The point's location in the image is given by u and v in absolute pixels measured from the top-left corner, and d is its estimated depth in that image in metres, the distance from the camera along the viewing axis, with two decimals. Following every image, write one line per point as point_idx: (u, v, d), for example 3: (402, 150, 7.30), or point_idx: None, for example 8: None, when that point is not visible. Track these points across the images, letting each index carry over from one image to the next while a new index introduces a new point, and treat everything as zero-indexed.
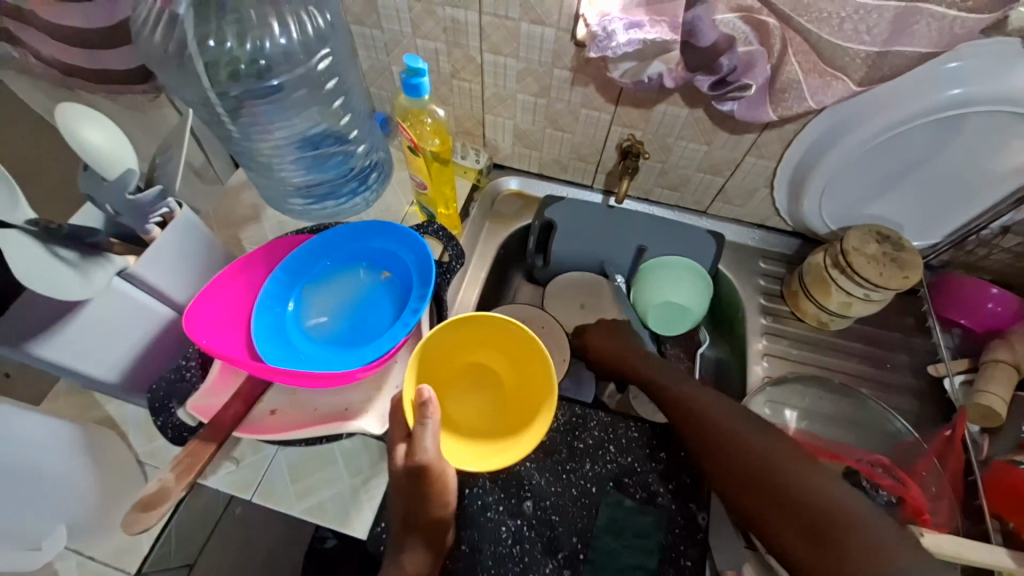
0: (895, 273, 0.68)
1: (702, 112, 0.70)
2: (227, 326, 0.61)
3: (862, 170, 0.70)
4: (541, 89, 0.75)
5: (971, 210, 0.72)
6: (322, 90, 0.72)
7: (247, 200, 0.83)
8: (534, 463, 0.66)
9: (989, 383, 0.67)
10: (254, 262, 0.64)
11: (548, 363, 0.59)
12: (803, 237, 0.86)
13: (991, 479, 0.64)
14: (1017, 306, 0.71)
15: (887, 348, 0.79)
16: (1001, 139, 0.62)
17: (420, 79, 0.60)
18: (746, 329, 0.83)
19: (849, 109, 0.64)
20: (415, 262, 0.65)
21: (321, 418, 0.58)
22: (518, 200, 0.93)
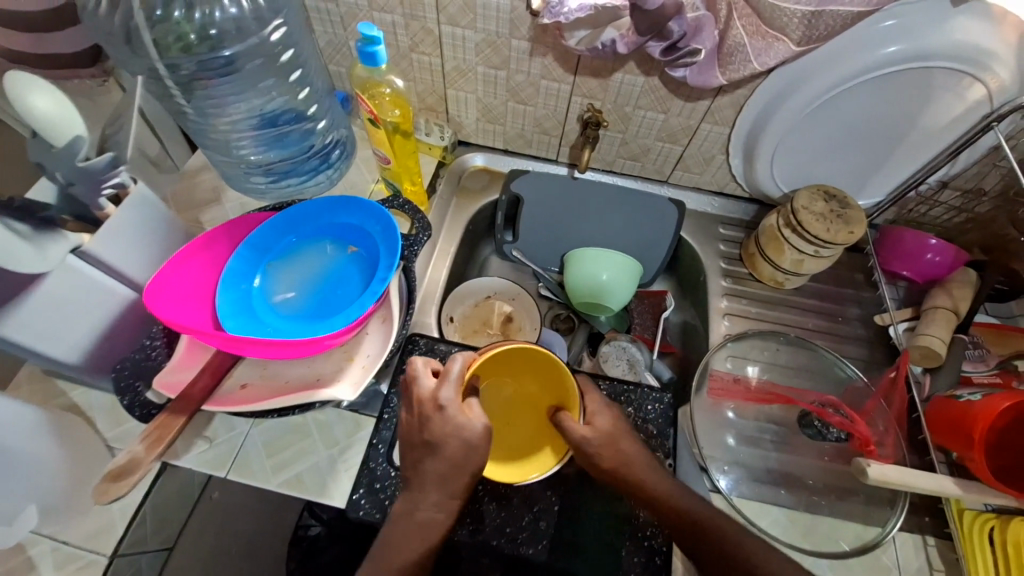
0: (841, 229, 0.72)
1: (658, 80, 0.72)
2: (191, 301, 0.60)
3: (809, 131, 0.73)
4: (500, 61, 0.76)
5: (910, 166, 0.76)
6: (278, 62, 0.71)
7: (208, 182, 0.81)
8: None
9: (929, 326, 0.72)
10: (217, 239, 0.64)
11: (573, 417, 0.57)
12: (759, 203, 0.90)
13: (932, 413, 0.68)
14: (953, 255, 0.77)
15: (838, 302, 0.84)
16: (933, 95, 0.67)
17: (376, 47, 0.60)
18: (708, 292, 0.86)
19: (793, 70, 0.67)
20: (380, 233, 0.66)
21: (293, 388, 0.59)
22: (485, 176, 0.94)
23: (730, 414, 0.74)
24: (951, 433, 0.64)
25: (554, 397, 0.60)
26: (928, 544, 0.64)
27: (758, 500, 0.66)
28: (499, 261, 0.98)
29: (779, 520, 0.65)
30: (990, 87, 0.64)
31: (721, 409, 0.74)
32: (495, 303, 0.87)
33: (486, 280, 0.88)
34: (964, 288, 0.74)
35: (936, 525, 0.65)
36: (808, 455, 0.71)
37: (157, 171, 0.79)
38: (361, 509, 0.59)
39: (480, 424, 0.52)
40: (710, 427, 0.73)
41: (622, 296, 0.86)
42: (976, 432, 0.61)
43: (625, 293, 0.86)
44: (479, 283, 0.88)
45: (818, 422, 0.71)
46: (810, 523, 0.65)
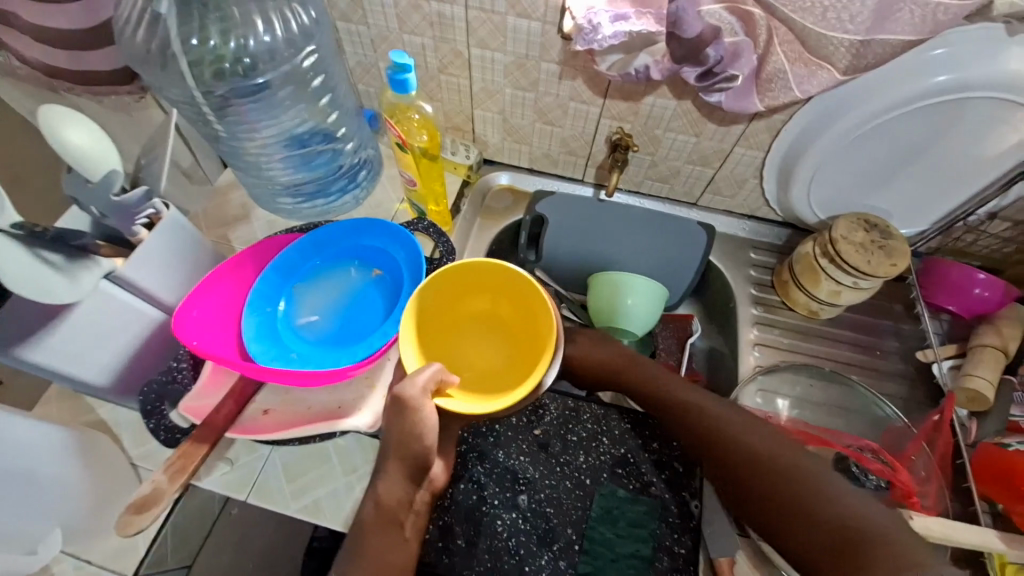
0: (883, 260, 0.68)
1: (690, 104, 0.70)
2: (217, 325, 0.61)
3: (850, 159, 0.70)
4: (529, 83, 0.75)
5: (958, 197, 0.72)
6: (308, 87, 0.72)
7: (237, 199, 0.82)
8: (528, 456, 0.66)
9: (977, 366, 0.69)
10: (244, 262, 0.65)
11: (542, 308, 0.57)
12: (792, 227, 0.87)
13: (978, 460, 0.65)
14: (1004, 290, 0.73)
15: (876, 335, 0.80)
16: (986, 125, 0.63)
17: (405, 74, 0.60)
18: (737, 320, 0.84)
19: (838, 97, 0.64)
20: (405, 259, 0.65)
21: (313, 416, 0.59)
22: (509, 195, 0.93)
23: None
24: (998, 483, 0.62)
25: (518, 312, 0.61)
26: None
27: None
28: None
29: None
30: None
31: None
32: None
33: None
34: (1014, 325, 0.70)
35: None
36: None
37: (188, 184, 0.80)
38: None
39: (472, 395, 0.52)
40: None
41: (640, 319, 0.84)
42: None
43: (643, 316, 0.84)
44: None
45: (856, 468, 0.66)
46: None
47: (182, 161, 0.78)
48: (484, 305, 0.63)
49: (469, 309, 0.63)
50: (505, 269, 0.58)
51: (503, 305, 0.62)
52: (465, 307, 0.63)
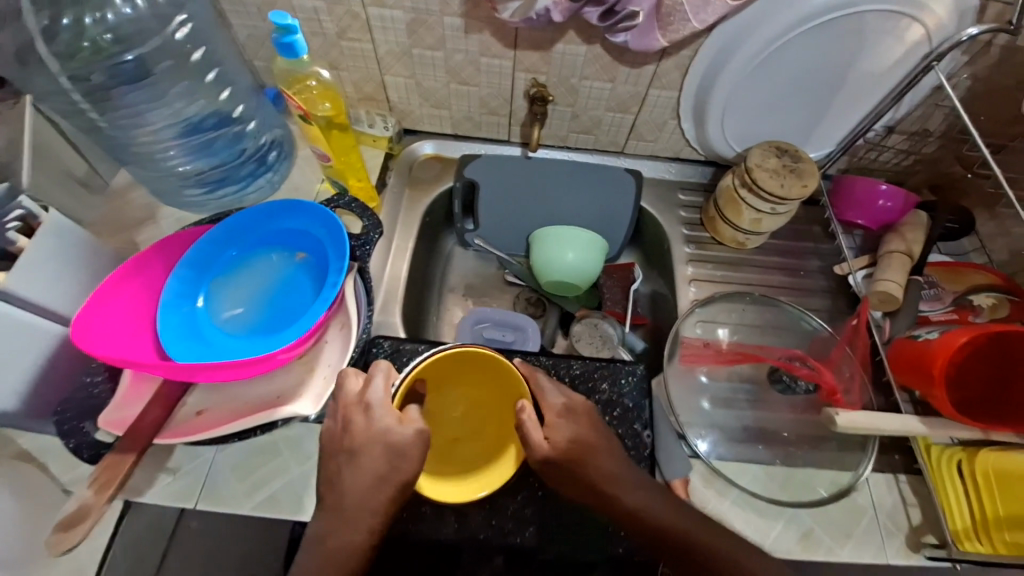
0: (794, 182, 0.72)
1: (600, 48, 0.70)
2: (131, 332, 0.57)
3: (758, 87, 0.73)
4: (435, 41, 0.72)
5: (856, 114, 0.76)
6: (189, 62, 0.66)
7: (139, 200, 0.76)
8: None
9: (886, 271, 0.74)
10: (148, 262, 0.60)
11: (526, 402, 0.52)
12: (715, 164, 0.89)
13: (894, 354, 0.69)
14: (904, 198, 0.78)
15: (799, 256, 0.85)
16: (873, 38, 0.66)
17: (293, 37, 0.56)
18: (673, 259, 0.86)
19: (734, 26, 0.66)
20: (326, 235, 0.63)
21: (253, 408, 0.56)
22: (436, 164, 0.90)
23: (703, 379, 0.75)
24: (912, 372, 0.66)
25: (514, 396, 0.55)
26: (899, 480, 0.67)
27: (737, 460, 0.68)
28: (461, 250, 0.96)
29: (757, 477, 0.67)
30: (928, 26, 0.64)
31: (694, 374, 0.75)
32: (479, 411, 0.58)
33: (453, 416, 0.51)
34: (916, 230, 0.76)
35: (907, 462, 0.68)
36: (780, 410, 0.72)
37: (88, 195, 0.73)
38: None
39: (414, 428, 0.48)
40: (685, 394, 0.73)
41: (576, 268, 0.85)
42: (936, 368, 0.62)
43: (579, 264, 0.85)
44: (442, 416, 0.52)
45: (787, 377, 0.73)
46: (786, 474, 0.67)
47: (75, 170, 0.70)
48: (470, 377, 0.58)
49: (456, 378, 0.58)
50: (477, 348, 0.54)
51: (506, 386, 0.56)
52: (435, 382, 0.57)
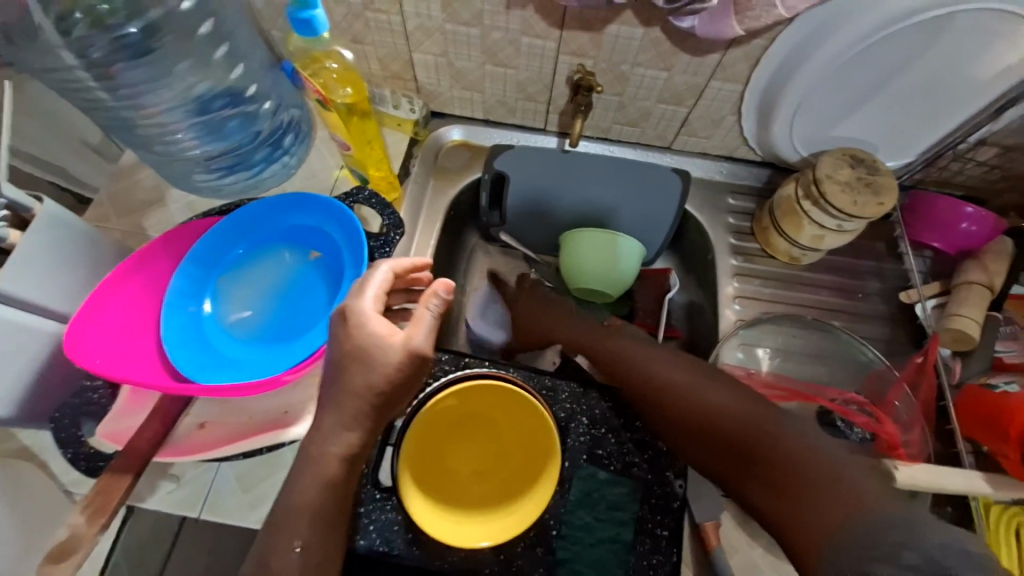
0: (869, 200, 0.63)
1: (659, 32, 0.61)
2: (127, 336, 0.54)
3: (839, 88, 0.63)
4: (472, 17, 0.64)
5: (950, 123, 0.67)
6: (194, 37, 0.60)
7: (148, 180, 0.71)
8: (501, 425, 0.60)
9: (962, 306, 0.66)
10: (152, 258, 0.56)
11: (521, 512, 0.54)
12: (772, 166, 0.80)
13: (963, 401, 0.63)
14: (993, 224, 0.68)
15: (857, 276, 0.77)
16: (991, 39, 0.56)
17: (312, 12, 0.49)
18: (716, 272, 0.79)
19: (822, 16, 0.56)
20: (343, 239, 0.57)
21: (258, 427, 0.53)
22: (464, 151, 0.83)
23: None
24: (981, 427, 0.60)
25: (512, 491, 0.57)
26: None
27: None
28: (486, 244, 0.90)
29: None
30: None
31: None
32: (480, 468, 0.59)
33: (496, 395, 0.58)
34: (999, 260, 0.67)
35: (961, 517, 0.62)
36: None
37: (103, 162, 0.76)
38: (364, 541, 0.54)
39: (397, 335, 0.46)
40: None
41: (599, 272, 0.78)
42: (1012, 427, 0.57)
43: (602, 265, 0.78)
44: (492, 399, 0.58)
45: (841, 421, 0.64)
46: None
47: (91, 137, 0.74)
48: (486, 409, 0.59)
49: (499, 434, 0.60)
50: (546, 425, 0.55)
51: (519, 478, 0.57)
52: (448, 417, 0.59)
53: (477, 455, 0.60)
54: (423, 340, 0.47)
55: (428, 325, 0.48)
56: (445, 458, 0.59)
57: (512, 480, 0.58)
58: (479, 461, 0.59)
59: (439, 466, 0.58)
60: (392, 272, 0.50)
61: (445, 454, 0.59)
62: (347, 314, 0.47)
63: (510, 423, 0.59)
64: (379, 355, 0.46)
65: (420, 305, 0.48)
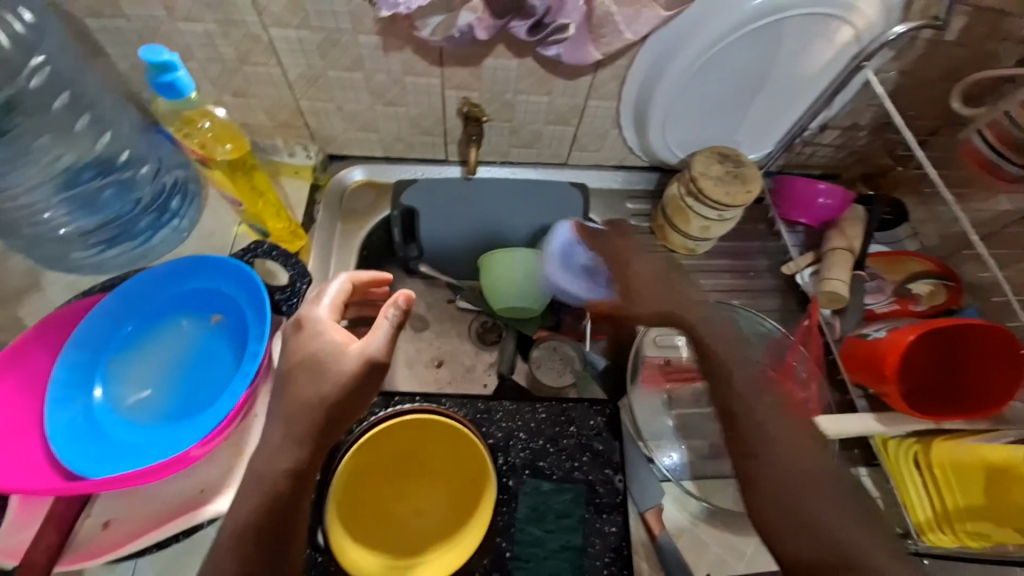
0: (738, 189, 0.71)
1: (532, 61, 0.66)
2: (6, 441, 0.48)
3: (697, 95, 0.71)
4: (352, 62, 0.65)
5: (795, 114, 0.76)
6: (51, 111, 0.58)
7: (17, 265, 0.64)
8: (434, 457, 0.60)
9: (832, 270, 0.75)
10: (26, 351, 0.51)
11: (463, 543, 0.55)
12: (660, 170, 0.87)
13: (846, 351, 0.70)
14: (843, 195, 0.79)
15: (747, 257, 0.85)
16: (807, 41, 0.66)
17: (174, 75, 0.48)
18: (626, 272, 0.84)
19: (667, 35, 0.63)
20: (245, 297, 0.55)
21: (173, 512, 0.49)
22: (370, 191, 0.83)
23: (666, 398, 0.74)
24: (864, 369, 0.67)
25: (454, 522, 0.57)
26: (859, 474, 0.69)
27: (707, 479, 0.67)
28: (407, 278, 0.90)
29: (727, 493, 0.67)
30: (857, 27, 0.65)
31: (657, 393, 0.74)
32: (420, 505, 0.58)
33: (424, 428, 0.57)
34: (855, 225, 0.77)
35: (866, 456, 0.70)
36: None
37: None
38: None
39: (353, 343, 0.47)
40: (650, 414, 0.71)
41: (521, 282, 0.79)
42: (888, 366, 0.63)
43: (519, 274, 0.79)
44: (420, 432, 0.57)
45: None
46: None
47: None
48: (417, 445, 0.59)
49: (434, 465, 0.59)
50: (474, 447, 0.56)
51: (459, 508, 0.57)
52: (378, 460, 0.58)
53: (414, 492, 0.59)
54: (378, 349, 0.46)
55: (385, 333, 0.46)
56: (380, 502, 0.58)
57: (455, 509, 0.58)
58: (418, 498, 0.59)
59: (374, 512, 0.57)
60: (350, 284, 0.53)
61: (380, 497, 0.58)
62: (301, 323, 0.49)
63: (443, 452, 0.59)
64: (333, 364, 0.46)
65: (379, 315, 0.47)
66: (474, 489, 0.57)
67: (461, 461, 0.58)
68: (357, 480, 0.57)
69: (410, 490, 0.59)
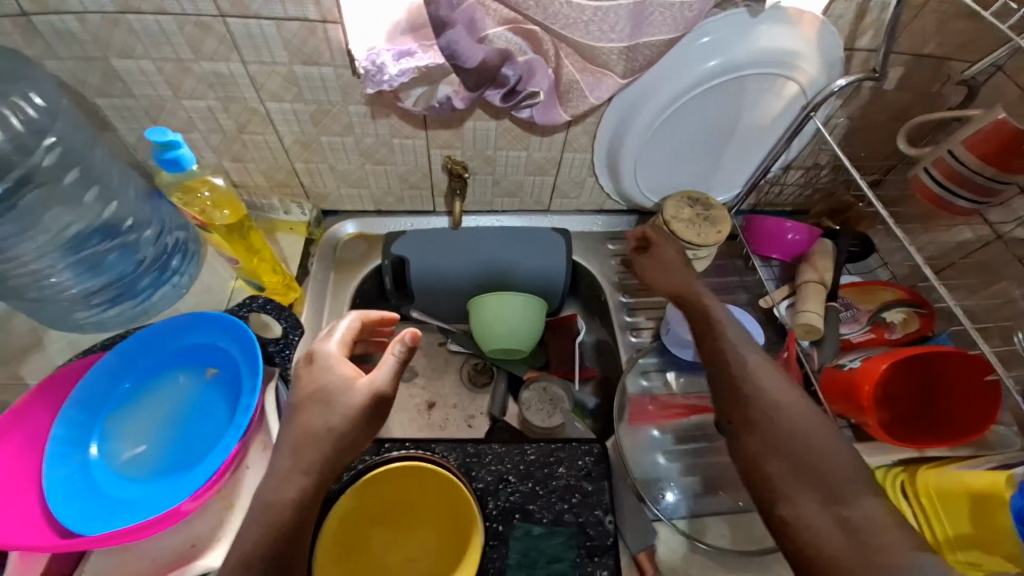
0: (709, 230, 0.75)
1: (509, 122, 0.71)
2: (6, 502, 0.49)
3: (663, 145, 0.77)
4: (343, 128, 0.71)
5: (758, 157, 0.81)
6: (61, 185, 0.62)
7: (24, 325, 0.67)
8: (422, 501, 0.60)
9: (806, 302, 0.78)
10: (28, 410, 0.54)
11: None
12: (638, 213, 0.92)
13: (825, 381, 0.72)
14: (810, 231, 0.83)
15: (726, 292, 0.89)
16: (759, 95, 0.72)
17: (177, 151, 0.52)
18: (611, 310, 0.87)
19: (630, 95, 0.69)
20: (239, 352, 0.57)
21: (164, 567, 0.50)
22: (362, 243, 0.87)
23: (653, 433, 0.74)
24: (842, 400, 0.69)
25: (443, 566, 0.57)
26: None
27: (697, 515, 0.68)
28: (399, 324, 0.92)
29: (718, 529, 0.67)
30: (801, 82, 0.70)
31: (645, 430, 0.74)
32: (408, 550, 0.58)
33: (415, 470, 0.58)
34: (825, 258, 0.81)
35: None
36: None
37: None
38: None
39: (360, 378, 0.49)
40: (640, 451, 0.73)
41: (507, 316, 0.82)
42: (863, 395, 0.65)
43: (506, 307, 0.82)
44: (411, 473, 0.58)
45: None
46: (747, 522, 0.68)
47: None
48: (405, 491, 0.59)
49: (423, 509, 0.60)
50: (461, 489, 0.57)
51: (449, 550, 0.57)
52: (369, 508, 0.58)
53: (403, 538, 0.59)
54: (384, 382, 0.48)
55: (391, 367, 0.49)
56: (369, 549, 0.57)
57: (446, 555, 0.57)
58: (408, 544, 0.59)
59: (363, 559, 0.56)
60: (358, 322, 0.56)
61: (369, 543, 0.58)
62: (311, 356, 0.51)
63: (433, 496, 0.59)
64: (341, 397, 0.47)
65: (385, 352, 0.49)
66: (462, 531, 0.58)
67: (450, 504, 0.59)
68: (346, 527, 0.57)
69: (399, 535, 0.59)
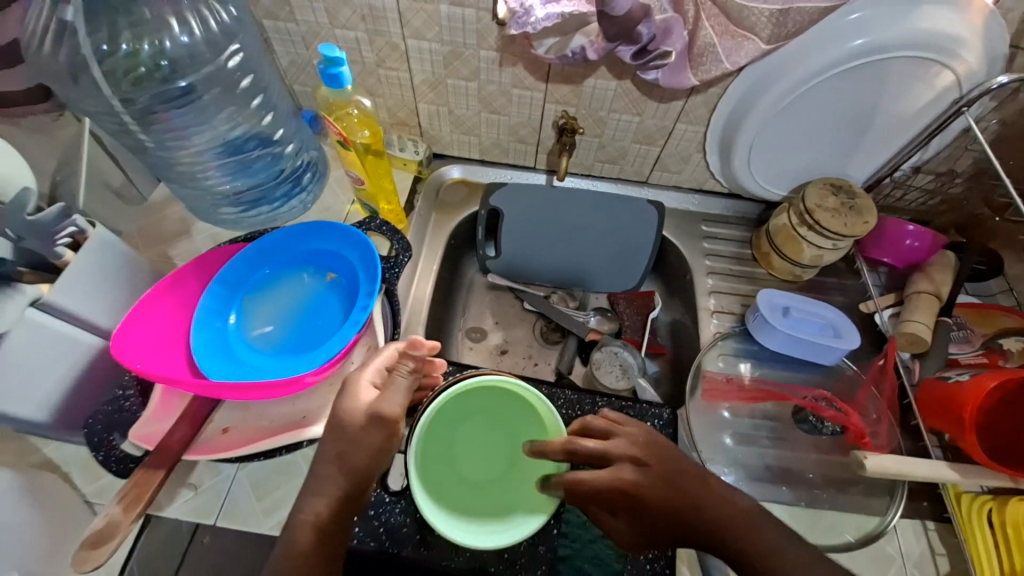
0: (856, 220, 0.72)
1: (630, 83, 0.72)
2: (162, 347, 0.59)
3: (786, 128, 0.74)
4: (470, 73, 0.74)
5: (886, 153, 0.77)
6: (237, 89, 0.70)
7: (176, 214, 0.78)
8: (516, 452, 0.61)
9: (914, 312, 0.73)
10: (185, 277, 0.63)
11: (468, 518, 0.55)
12: (737, 197, 0.90)
13: (923, 395, 0.69)
14: (932, 239, 0.78)
15: (822, 292, 0.85)
16: (906, 83, 0.67)
17: (339, 68, 0.59)
18: (694, 291, 0.86)
19: (762, 68, 0.67)
20: (359, 259, 0.64)
21: (277, 429, 0.58)
22: (462, 189, 0.92)
23: (725, 414, 0.75)
24: (941, 416, 0.65)
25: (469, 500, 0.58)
26: (928, 528, 0.65)
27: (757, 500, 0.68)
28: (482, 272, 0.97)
29: None
30: (959, 72, 0.65)
31: (716, 409, 0.75)
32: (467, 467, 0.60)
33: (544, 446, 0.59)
34: (943, 271, 0.75)
35: (935, 510, 0.66)
36: (803, 449, 0.72)
37: None
38: (356, 538, 0.58)
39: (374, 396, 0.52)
40: (705, 429, 0.73)
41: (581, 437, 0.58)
42: (966, 412, 0.62)
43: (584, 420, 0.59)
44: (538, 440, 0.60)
45: (812, 417, 0.73)
46: (812, 517, 0.67)
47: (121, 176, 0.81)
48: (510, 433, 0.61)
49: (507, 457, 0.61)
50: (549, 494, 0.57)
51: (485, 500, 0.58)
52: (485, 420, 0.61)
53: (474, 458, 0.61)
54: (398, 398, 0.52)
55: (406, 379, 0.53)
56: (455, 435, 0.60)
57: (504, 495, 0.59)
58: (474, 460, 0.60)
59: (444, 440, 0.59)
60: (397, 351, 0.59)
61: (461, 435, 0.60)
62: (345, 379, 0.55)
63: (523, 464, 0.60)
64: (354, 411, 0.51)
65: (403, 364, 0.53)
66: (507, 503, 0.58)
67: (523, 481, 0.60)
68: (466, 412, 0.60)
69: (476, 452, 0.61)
